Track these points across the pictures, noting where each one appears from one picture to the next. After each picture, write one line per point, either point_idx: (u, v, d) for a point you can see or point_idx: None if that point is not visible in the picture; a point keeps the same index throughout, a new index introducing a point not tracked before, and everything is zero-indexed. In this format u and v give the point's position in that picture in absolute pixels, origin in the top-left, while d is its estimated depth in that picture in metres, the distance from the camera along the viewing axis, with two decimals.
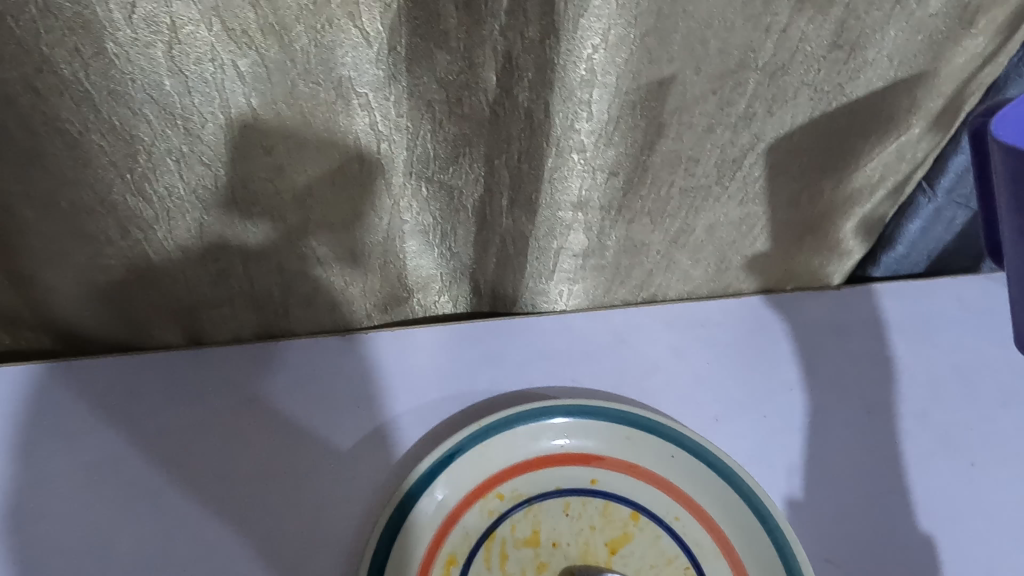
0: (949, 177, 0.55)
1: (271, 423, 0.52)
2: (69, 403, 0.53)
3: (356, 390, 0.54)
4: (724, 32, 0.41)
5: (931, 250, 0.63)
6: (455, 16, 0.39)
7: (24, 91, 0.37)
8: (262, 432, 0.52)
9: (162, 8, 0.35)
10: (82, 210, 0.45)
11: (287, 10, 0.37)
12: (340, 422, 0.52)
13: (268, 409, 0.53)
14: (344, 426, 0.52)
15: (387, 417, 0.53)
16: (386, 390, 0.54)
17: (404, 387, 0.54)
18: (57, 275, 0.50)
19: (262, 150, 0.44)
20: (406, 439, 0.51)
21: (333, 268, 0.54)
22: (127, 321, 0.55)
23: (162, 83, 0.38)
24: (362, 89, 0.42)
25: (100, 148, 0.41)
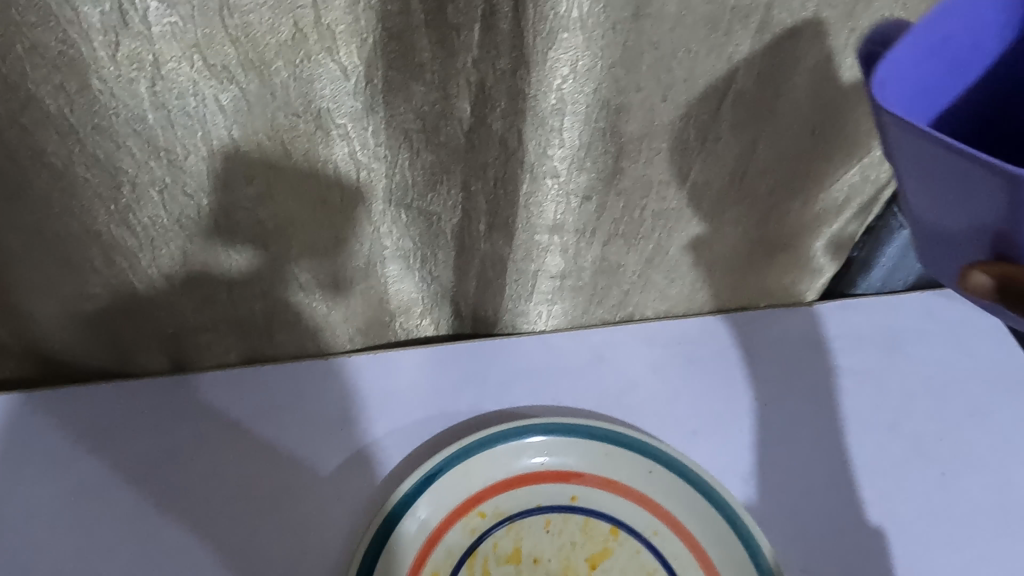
0: None
1: (255, 447, 0.53)
2: (55, 429, 0.53)
3: (339, 413, 0.55)
4: (688, 62, 0.43)
5: (904, 274, 0.65)
6: (428, 48, 0.41)
7: (10, 126, 0.38)
8: (246, 457, 0.52)
9: (145, 45, 0.37)
10: (68, 239, 0.45)
11: (267, 45, 0.39)
12: (324, 444, 0.53)
13: (252, 434, 0.53)
14: (329, 449, 0.53)
15: (371, 439, 0.53)
16: (369, 412, 0.55)
17: (387, 409, 0.55)
18: (42, 304, 0.50)
19: (244, 180, 0.45)
20: (390, 459, 0.52)
21: (316, 294, 0.55)
22: (112, 348, 0.56)
23: (145, 117, 0.40)
24: (341, 120, 0.44)
25: (85, 180, 0.42)
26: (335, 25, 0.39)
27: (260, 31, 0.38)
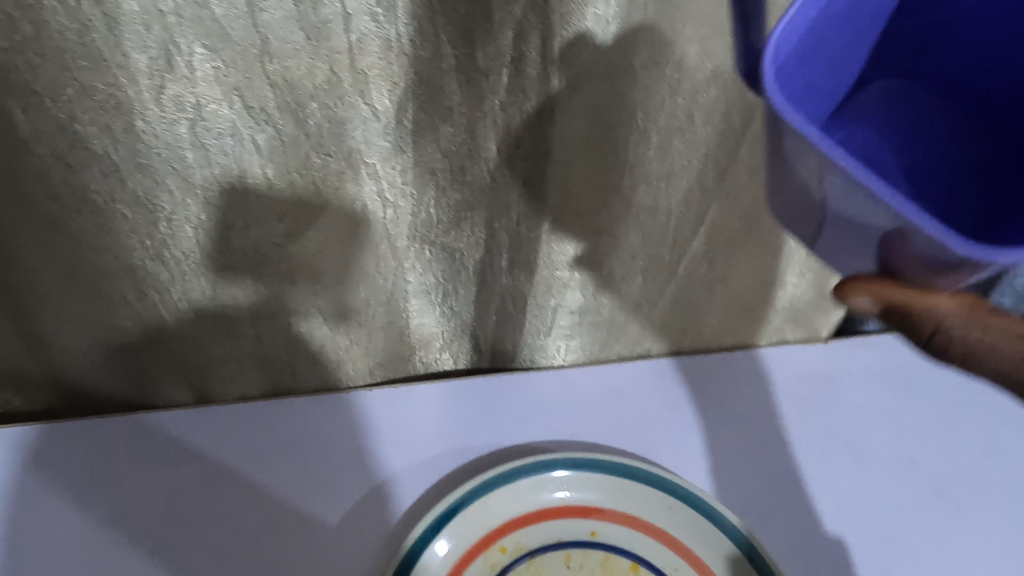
0: None
1: (273, 481, 0.54)
2: (82, 460, 0.54)
3: (357, 448, 0.55)
4: (708, 107, 0.45)
5: None
6: (458, 92, 0.42)
7: (56, 164, 0.40)
8: (265, 490, 0.53)
9: (188, 89, 0.38)
10: (102, 273, 0.47)
11: (304, 88, 0.40)
12: (344, 479, 0.54)
13: (269, 468, 0.54)
14: (347, 485, 0.53)
15: (389, 474, 0.54)
16: (387, 447, 0.55)
17: (405, 443, 0.56)
18: (72, 335, 0.51)
19: (275, 217, 0.47)
20: (406, 495, 0.53)
21: (340, 328, 0.56)
22: (136, 380, 0.56)
23: (185, 157, 0.41)
24: (371, 159, 0.45)
25: (123, 216, 0.43)
26: (369, 69, 0.40)
27: (298, 75, 0.39)
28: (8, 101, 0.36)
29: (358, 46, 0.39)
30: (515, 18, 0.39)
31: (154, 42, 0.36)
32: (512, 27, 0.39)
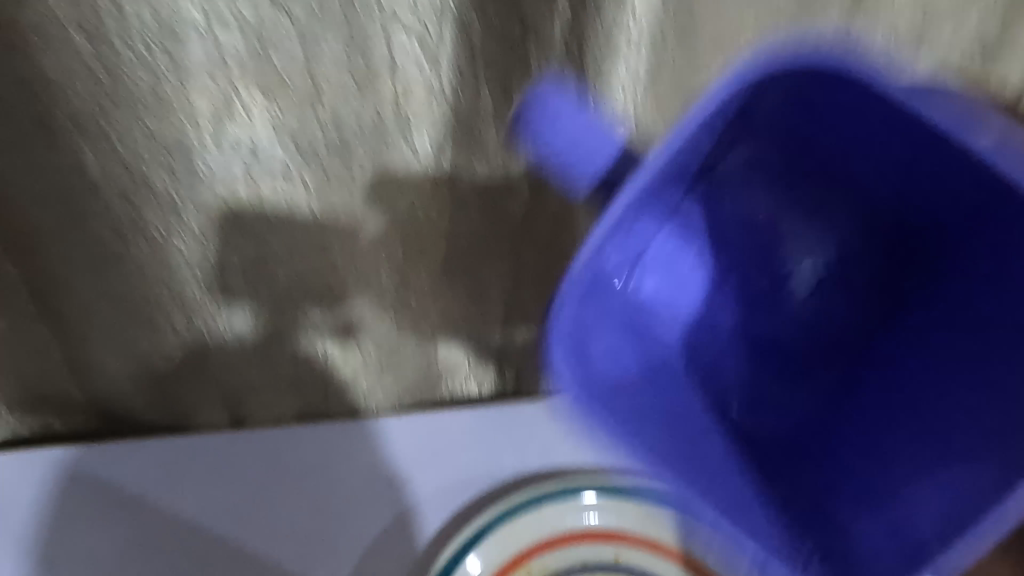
0: None
1: (302, 510, 0.56)
2: (123, 479, 0.57)
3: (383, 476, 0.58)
4: None
5: None
6: (495, 136, 0.45)
7: (120, 202, 0.42)
8: (294, 519, 0.56)
9: (245, 133, 0.41)
10: (153, 302, 0.49)
11: (351, 131, 0.43)
12: (371, 503, 0.57)
13: (297, 495, 0.57)
14: (372, 509, 0.56)
15: (414, 503, 0.56)
16: (411, 472, 0.57)
17: (427, 468, 0.57)
18: (119, 361, 0.54)
19: (319, 249, 0.49)
20: (428, 520, 0.55)
21: (372, 355, 0.58)
22: (175, 405, 0.59)
23: (239, 194, 0.44)
24: (410, 197, 0.48)
25: (178, 249, 0.46)
26: (413, 115, 0.43)
27: (346, 119, 0.42)
28: (80, 141, 0.39)
29: (403, 92, 0.42)
30: (552, 67, 0.41)
31: (217, 89, 0.39)
32: (548, 76, 0.42)
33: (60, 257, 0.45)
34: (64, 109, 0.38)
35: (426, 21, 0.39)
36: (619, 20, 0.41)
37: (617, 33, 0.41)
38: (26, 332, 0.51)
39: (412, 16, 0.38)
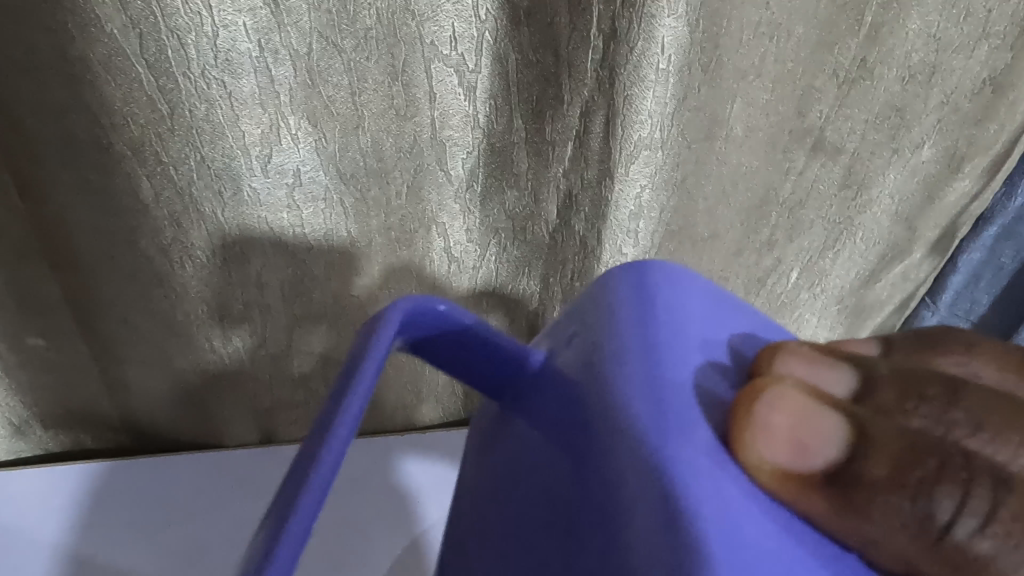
0: (962, 271, 0.65)
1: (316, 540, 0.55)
2: (153, 493, 0.57)
3: (396, 498, 0.57)
4: (751, 175, 0.51)
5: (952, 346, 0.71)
6: (525, 161, 0.47)
7: (169, 225, 0.44)
8: (309, 548, 0.55)
9: (290, 161, 0.43)
10: (192, 322, 0.51)
11: (391, 157, 0.45)
12: (385, 523, 0.56)
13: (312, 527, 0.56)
14: (390, 530, 0.56)
15: (426, 526, 0.56)
16: (419, 501, 0.57)
17: (435, 499, 0.57)
18: (154, 380, 0.55)
19: (356, 272, 0.51)
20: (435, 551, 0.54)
21: (401, 371, 0.60)
22: (205, 424, 0.60)
23: (281, 217, 0.46)
24: (443, 219, 0.50)
25: (219, 270, 0.48)
26: (449, 140, 0.45)
27: (387, 146, 0.44)
28: (136, 168, 0.41)
29: (441, 119, 0.44)
30: (583, 99, 0.43)
31: (267, 118, 0.41)
32: (580, 106, 0.43)
33: (106, 277, 0.47)
34: (124, 136, 0.39)
35: (465, 52, 0.41)
36: (651, 50, 0.40)
37: (647, 68, 0.40)
38: (67, 350, 0.53)
39: (452, 48, 0.41)
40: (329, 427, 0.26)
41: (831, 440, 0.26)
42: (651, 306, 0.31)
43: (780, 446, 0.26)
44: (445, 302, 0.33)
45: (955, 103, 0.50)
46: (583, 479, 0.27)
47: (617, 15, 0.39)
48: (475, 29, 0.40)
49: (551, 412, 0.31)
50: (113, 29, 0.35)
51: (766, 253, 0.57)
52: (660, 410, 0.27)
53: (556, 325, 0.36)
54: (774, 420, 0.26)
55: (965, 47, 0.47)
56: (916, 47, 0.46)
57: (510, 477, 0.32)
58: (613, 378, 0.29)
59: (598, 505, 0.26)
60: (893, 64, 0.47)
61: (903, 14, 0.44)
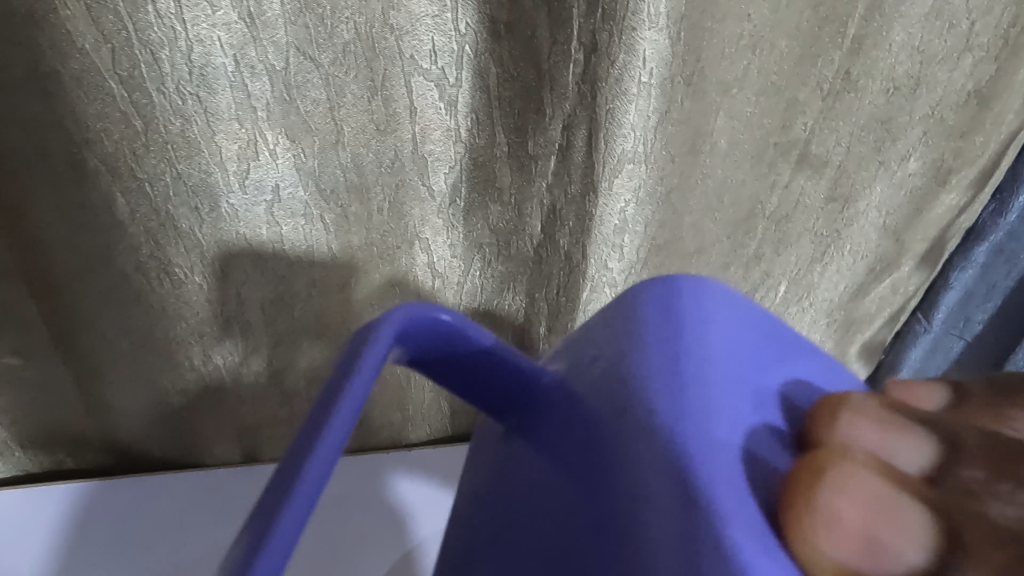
0: (954, 289, 0.64)
1: (306, 557, 0.54)
2: (132, 514, 0.56)
3: (386, 514, 0.57)
4: (737, 189, 0.51)
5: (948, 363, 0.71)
6: (509, 176, 0.46)
7: (145, 241, 0.43)
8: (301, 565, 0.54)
9: (269, 176, 0.42)
10: (172, 339, 0.50)
11: (372, 172, 0.44)
12: (377, 539, 0.55)
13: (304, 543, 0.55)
14: (382, 546, 0.55)
15: (418, 539, 0.55)
16: (410, 517, 0.56)
17: (426, 514, 0.56)
18: (134, 399, 0.54)
19: (338, 289, 0.51)
20: (427, 565, 0.53)
21: (386, 388, 0.60)
22: (187, 443, 0.59)
23: (260, 232, 0.45)
24: (425, 234, 0.49)
25: (199, 287, 0.47)
26: (430, 155, 0.45)
27: (367, 161, 0.44)
28: (111, 184, 0.40)
29: (422, 134, 0.43)
30: (565, 112, 0.42)
31: (244, 133, 0.40)
32: (562, 120, 0.43)
33: (84, 295, 0.47)
34: (97, 152, 0.39)
35: (445, 67, 0.41)
36: (633, 64, 0.40)
37: (629, 81, 0.40)
38: (45, 370, 0.52)
39: (431, 63, 0.40)
40: (326, 416, 0.27)
41: (914, 541, 0.24)
42: (678, 328, 0.32)
43: (847, 542, 0.24)
44: (449, 312, 0.34)
45: (940, 115, 0.50)
46: (604, 494, 0.28)
47: (598, 29, 0.38)
48: (455, 43, 0.40)
49: (574, 429, 0.31)
50: (84, 43, 0.34)
51: (754, 267, 0.57)
52: (688, 433, 0.27)
53: (576, 342, 0.36)
54: (844, 512, 0.25)
55: (949, 60, 0.47)
56: (901, 60, 0.46)
57: (527, 491, 0.32)
58: (642, 400, 0.29)
59: (619, 519, 0.26)
60: (877, 76, 0.47)
61: (887, 27, 0.44)
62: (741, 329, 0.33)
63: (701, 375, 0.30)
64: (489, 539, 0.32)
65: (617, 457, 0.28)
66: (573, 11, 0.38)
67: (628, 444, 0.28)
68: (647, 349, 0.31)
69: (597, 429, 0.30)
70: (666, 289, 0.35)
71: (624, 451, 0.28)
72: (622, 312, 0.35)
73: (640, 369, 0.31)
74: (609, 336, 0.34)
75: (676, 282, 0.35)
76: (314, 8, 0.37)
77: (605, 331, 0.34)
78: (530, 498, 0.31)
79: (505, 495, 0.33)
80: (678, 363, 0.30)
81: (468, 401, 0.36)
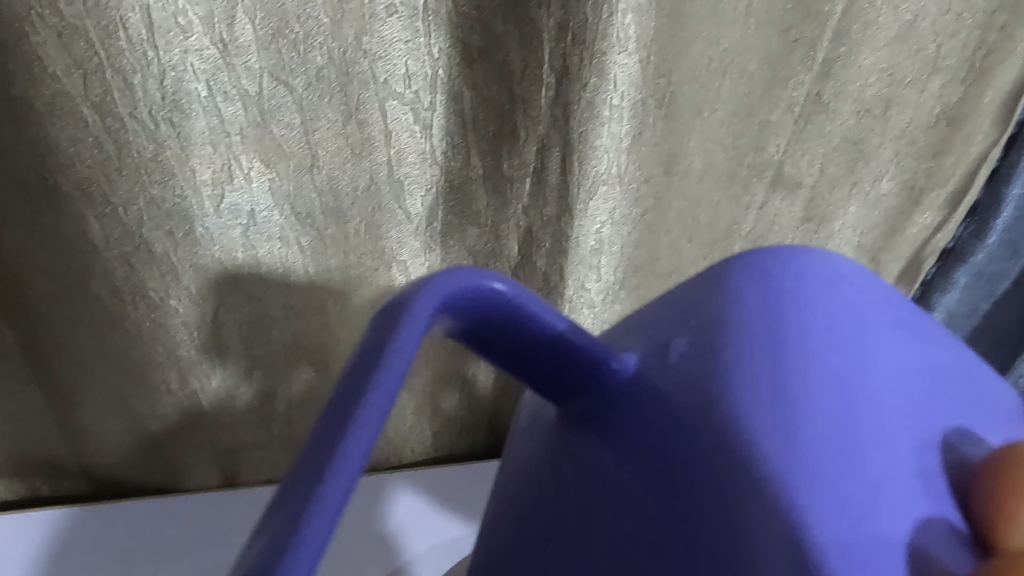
0: (938, 312, 0.65)
1: None
2: (109, 542, 0.55)
3: (374, 533, 0.56)
4: (712, 209, 0.52)
5: None
6: (485, 198, 0.47)
7: (120, 265, 0.43)
8: None
9: (244, 200, 0.43)
10: (148, 364, 0.49)
11: (348, 195, 0.45)
12: (364, 562, 0.55)
13: None
14: (368, 567, 0.55)
15: (405, 559, 0.54)
16: (395, 538, 0.56)
17: (412, 534, 0.56)
18: (111, 425, 0.53)
19: (315, 310, 0.51)
20: None
21: None
22: (166, 467, 0.58)
23: (236, 255, 0.45)
24: (402, 257, 0.49)
25: (175, 311, 0.47)
26: (406, 178, 0.45)
27: (342, 184, 0.44)
28: (85, 209, 0.40)
29: (397, 158, 0.44)
30: (539, 135, 0.43)
31: (218, 158, 0.40)
32: (536, 142, 0.43)
33: (60, 320, 0.46)
34: (71, 176, 0.39)
35: (418, 91, 0.41)
36: (604, 87, 0.40)
37: (602, 104, 0.41)
38: (21, 396, 0.52)
39: (405, 87, 0.40)
40: (356, 404, 0.22)
41: None
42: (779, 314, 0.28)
43: None
44: (503, 280, 0.28)
45: (911, 136, 0.51)
46: (684, 499, 0.25)
47: (568, 53, 0.39)
48: (429, 68, 0.40)
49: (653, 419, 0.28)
50: (56, 69, 0.34)
51: None
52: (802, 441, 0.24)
53: (660, 319, 0.32)
54: None
55: (918, 82, 0.48)
56: (870, 83, 0.47)
57: (594, 497, 0.28)
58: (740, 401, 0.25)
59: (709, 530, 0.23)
60: (847, 98, 0.47)
61: (855, 50, 0.45)
62: (864, 310, 0.29)
63: (812, 369, 0.26)
64: (539, 542, 0.29)
65: (705, 461, 0.25)
66: (544, 36, 0.38)
67: (725, 451, 0.25)
68: (749, 339, 0.27)
69: (683, 426, 0.26)
70: (761, 267, 0.30)
71: (713, 457, 0.25)
72: (712, 290, 0.31)
73: (741, 361, 0.27)
74: (701, 318, 0.29)
75: (777, 253, 0.31)
76: (286, 33, 0.37)
77: (694, 311, 0.30)
78: (593, 503, 0.28)
79: (564, 495, 0.29)
80: (786, 356, 0.26)
81: (529, 386, 0.31)
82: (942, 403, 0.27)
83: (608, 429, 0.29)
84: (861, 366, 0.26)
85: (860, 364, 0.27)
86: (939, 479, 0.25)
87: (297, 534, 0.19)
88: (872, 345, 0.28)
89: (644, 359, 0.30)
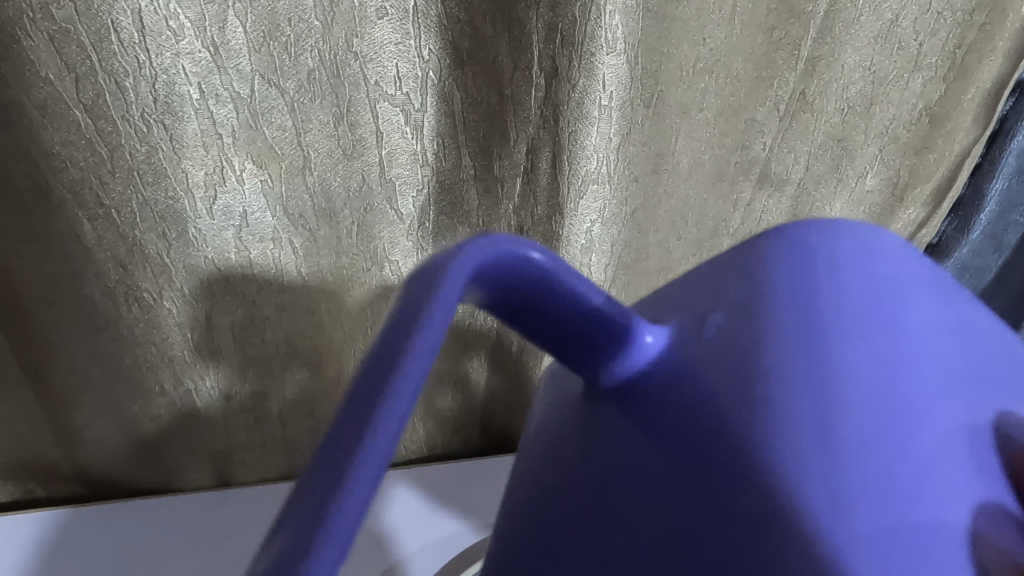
0: None
1: None
2: (102, 543, 0.55)
3: (370, 529, 0.56)
4: (699, 208, 0.52)
5: None
6: (476, 198, 0.47)
7: (113, 267, 0.43)
8: None
9: (235, 201, 0.43)
10: (142, 365, 0.49)
11: (339, 196, 0.45)
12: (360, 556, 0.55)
13: None
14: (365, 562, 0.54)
15: (403, 554, 0.55)
16: (390, 534, 0.56)
17: (408, 531, 0.56)
18: (104, 426, 0.54)
19: (308, 311, 0.51)
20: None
21: None
22: (159, 469, 0.58)
23: (230, 256, 0.45)
24: (394, 257, 0.49)
25: (169, 312, 0.47)
26: (397, 179, 0.45)
27: (334, 185, 0.44)
28: (77, 212, 0.41)
29: (388, 159, 0.44)
30: (529, 135, 0.43)
31: (211, 160, 0.40)
32: (525, 143, 0.44)
33: (53, 323, 0.47)
34: (64, 180, 0.39)
35: (409, 92, 0.41)
36: (593, 88, 0.41)
37: (591, 105, 0.41)
38: (15, 399, 0.52)
39: (396, 89, 0.41)
40: (396, 365, 0.19)
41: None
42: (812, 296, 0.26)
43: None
44: (540, 249, 0.26)
45: (894, 133, 0.52)
46: (717, 484, 0.22)
47: (558, 54, 0.39)
48: (419, 69, 0.41)
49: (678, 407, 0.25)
50: (49, 73, 0.35)
51: None
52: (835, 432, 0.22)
53: (694, 297, 0.30)
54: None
55: (900, 80, 0.49)
56: (854, 81, 0.48)
57: (616, 486, 0.25)
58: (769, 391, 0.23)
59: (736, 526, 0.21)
60: (831, 97, 0.48)
61: (838, 50, 0.46)
62: (904, 289, 0.27)
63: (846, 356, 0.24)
64: (562, 536, 0.25)
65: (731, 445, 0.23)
66: (533, 37, 0.39)
67: (756, 431, 0.23)
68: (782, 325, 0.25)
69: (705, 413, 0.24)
70: (795, 243, 0.29)
71: (746, 436, 0.23)
72: (744, 273, 0.29)
73: (776, 338, 0.25)
74: (741, 292, 0.28)
75: (808, 236, 0.29)
76: (278, 36, 0.37)
77: (731, 287, 0.29)
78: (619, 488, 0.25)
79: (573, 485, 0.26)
80: (823, 333, 0.25)
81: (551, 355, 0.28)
82: (996, 384, 0.25)
83: (646, 412, 0.26)
84: (898, 351, 0.24)
85: (902, 342, 0.25)
86: (994, 463, 0.22)
87: (324, 510, 0.15)
88: (913, 323, 0.26)
89: (676, 336, 0.28)
